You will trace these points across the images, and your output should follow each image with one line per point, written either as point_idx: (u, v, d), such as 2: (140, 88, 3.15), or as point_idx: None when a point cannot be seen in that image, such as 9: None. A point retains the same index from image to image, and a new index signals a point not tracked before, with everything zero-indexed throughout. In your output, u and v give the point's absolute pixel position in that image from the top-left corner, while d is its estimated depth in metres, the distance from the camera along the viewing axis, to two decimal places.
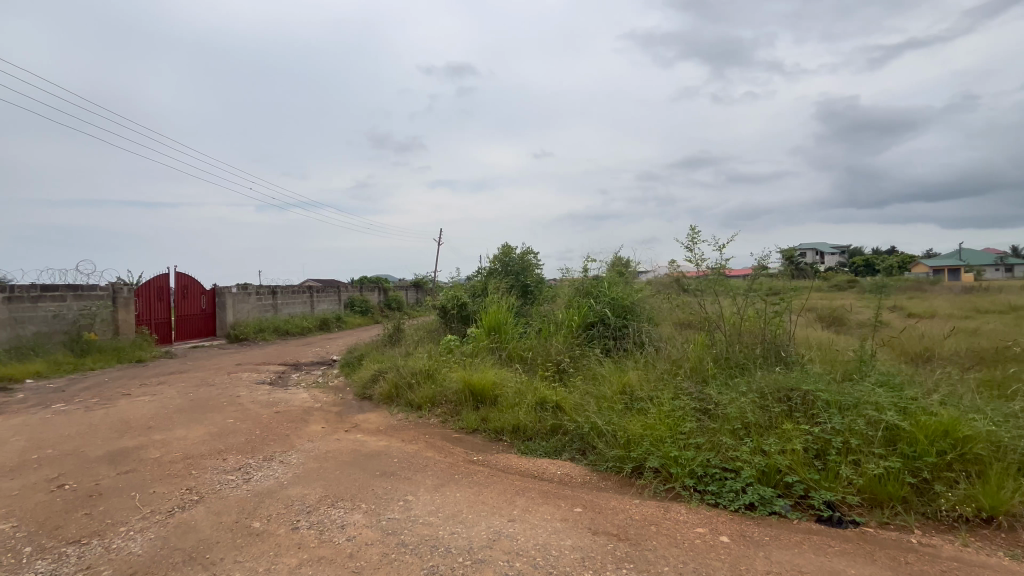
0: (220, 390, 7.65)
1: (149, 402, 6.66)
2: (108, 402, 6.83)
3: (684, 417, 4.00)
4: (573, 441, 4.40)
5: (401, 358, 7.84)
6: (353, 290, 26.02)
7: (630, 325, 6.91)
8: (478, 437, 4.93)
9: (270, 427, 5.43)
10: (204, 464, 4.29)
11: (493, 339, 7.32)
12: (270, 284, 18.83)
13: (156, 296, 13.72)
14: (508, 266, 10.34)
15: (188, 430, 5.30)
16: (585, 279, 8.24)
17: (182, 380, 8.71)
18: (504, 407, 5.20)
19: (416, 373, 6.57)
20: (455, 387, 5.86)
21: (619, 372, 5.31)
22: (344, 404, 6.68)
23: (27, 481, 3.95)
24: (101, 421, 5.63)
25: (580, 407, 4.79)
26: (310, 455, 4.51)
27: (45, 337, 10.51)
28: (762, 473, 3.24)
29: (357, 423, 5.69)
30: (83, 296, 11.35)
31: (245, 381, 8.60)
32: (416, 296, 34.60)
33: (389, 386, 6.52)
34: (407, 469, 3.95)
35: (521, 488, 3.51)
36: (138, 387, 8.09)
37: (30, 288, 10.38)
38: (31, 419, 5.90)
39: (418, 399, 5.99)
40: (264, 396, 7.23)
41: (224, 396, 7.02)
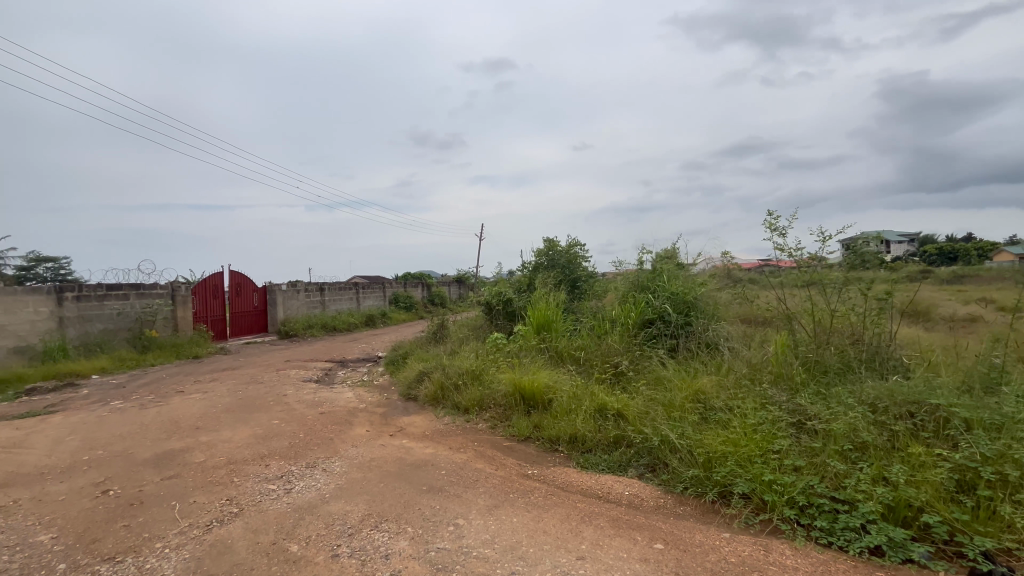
0: (269, 388, 7.62)
1: (200, 401, 6.68)
2: (162, 399, 6.92)
3: (775, 433, 3.43)
4: (640, 456, 3.90)
5: (447, 356, 7.56)
6: (397, 286, 26.27)
7: (694, 323, 6.28)
8: (532, 447, 4.51)
9: (315, 430, 5.23)
10: (247, 471, 4.10)
11: (542, 338, 6.88)
12: (318, 281, 19.20)
13: (211, 294, 14.18)
14: (554, 259, 9.85)
15: (233, 431, 5.18)
16: (640, 272, 7.60)
17: (233, 377, 8.81)
18: (558, 414, 4.75)
19: (462, 374, 6.23)
20: (504, 389, 5.47)
21: (688, 377, 4.74)
22: (389, 405, 6.44)
23: (75, 484, 3.88)
24: (152, 419, 5.63)
25: (645, 417, 4.28)
26: (354, 463, 4.23)
27: (111, 334, 11.00)
28: (889, 508, 2.65)
29: (402, 427, 5.40)
30: (145, 294, 11.81)
31: (293, 379, 8.58)
32: (460, 291, 34.69)
33: (434, 387, 6.22)
34: (456, 484, 3.58)
35: (587, 513, 3.05)
36: (192, 383, 8.23)
37: (97, 287, 10.88)
38: (90, 416, 6.01)
39: (466, 402, 5.64)
40: (310, 395, 7.13)
41: (271, 396, 6.96)
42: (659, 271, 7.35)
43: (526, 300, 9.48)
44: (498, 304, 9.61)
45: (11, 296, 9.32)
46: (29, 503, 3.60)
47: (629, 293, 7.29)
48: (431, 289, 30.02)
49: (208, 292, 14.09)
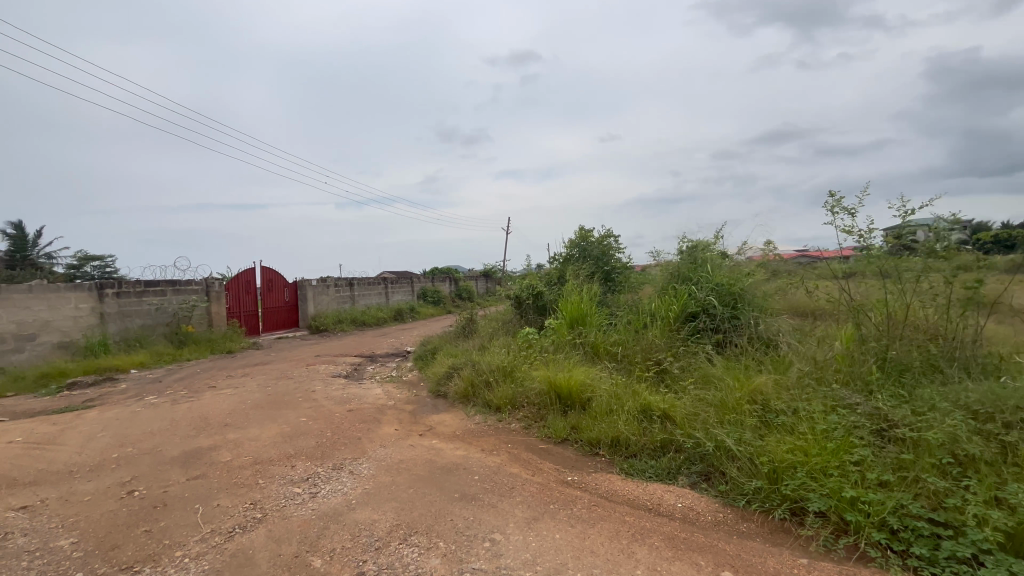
0: (298, 384, 7.56)
1: (231, 396, 6.64)
2: (194, 395, 6.92)
3: (852, 440, 3.02)
4: (691, 463, 3.54)
5: (477, 352, 7.32)
6: (425, 280, 26.31)
7: (742, 316, 5.82)
8: (571, 450, 4.21)
9: (342, 429, 5.06)
10: (272, 472, 3.93)
11: (576, 332, 6.54)
12: (348, 277, 19.33)
13: (244, 289, 14.39)
14: (587, 251, 9.49)
15: (261, 429, 5.07)
16: (679, 261, 7.11)
17: (264, 372, 8.82)
18: (598, 415, 4.42)
19: (493, 370, 5.96)
20: (538, 387, 5.17)
21: (742, 376, 4.33)
22: (418, 402, 6.23)
23: (102, 484, 3.80)
24: (183, 415, 5.58)
25: (695, 420, 3.91)
26: (382, 465, 4.02)
27: (149, 329, 11.24)
28: (1007, 537, 2.24)
29: (432, 426, 5.18)
30: (181, 290, 12.03)
31: (322, 374, 8.52)
32: (487, 285, 34.57)
33: (464, 384, 5.97)
34: (490, 492, 3.30)
35: (638, 530, 2.73)
36: (224, 379, 8.25)
37: (136, 283, 11.12)
38: (124, 411, 6.03)
39: (497, 400, 5.37)
40: (339, 391, 7.01)
41: (300, 392, 6.87)
42: (701, 261, 6.89)
43: (557, 294, 9.15)
44: (529, 298, 9.32)
45: (54, 292, 9.58)
46: (56, 503, 3.52)
47: (668, 284, 6.85)
48: (458, 283, 29.98)
49: (241, 287, 14.30)
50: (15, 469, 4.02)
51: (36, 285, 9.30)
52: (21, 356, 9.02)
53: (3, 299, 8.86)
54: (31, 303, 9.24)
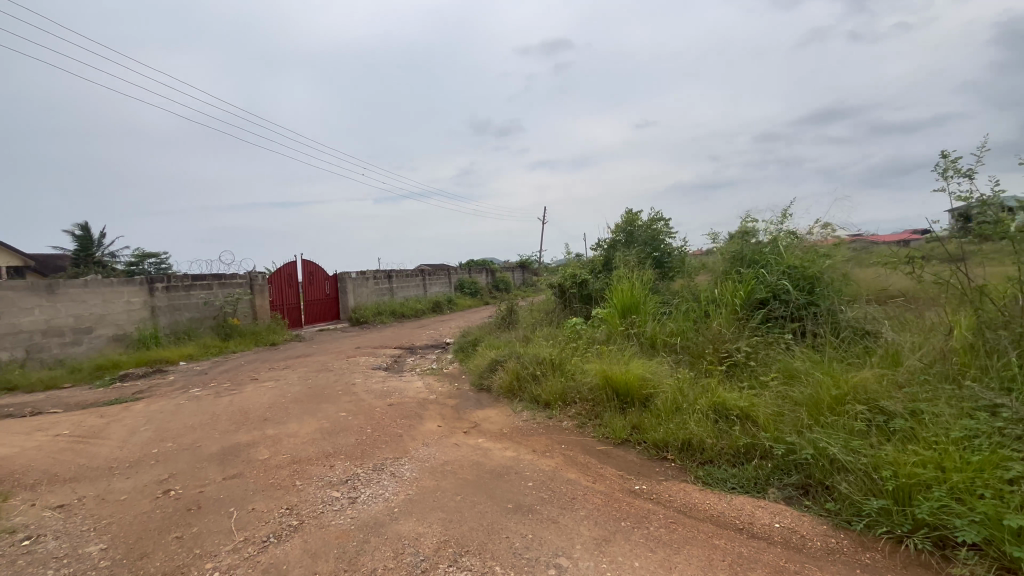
0: (338, 377, 7.40)
1: (272, 390, 6.52)
2: (237, 387, 6.87)
3: (1003, 454, 2.43)
4: (783, 473, 3.00)
5: (520, 343, 6.93)
6: (462, 272, 26.17)
7: (822, 303, 5.14)
8: (633, 453, 3.74)
9: (383, 425, 4.78)
10: (310, 473, 3.67)
11: (629, 322, 6.02)
12: (386, 269, 19.37)
13: (286, 282, 14.56)
14: (635, 236, 8.96)
15: (300, 425, 4.86)
16: (743, 242, 6.39)
17: (305, 364, 8.75)
18: (662, 414, 3.93)
19: (541, 363, 5.55)
20: (592, 382, 4.72)
21: (834, 371, 3.73)
22: (461, 396, 5.91)
23: (139, 482, 3.64)
24: (223, 409, 5.46)
25: (783, 423, 3.36)
26: (425, 467, 3.68)
27: (197, 322, 11.48)
28: None
29: (477, 423, 4.82)
30: (226, 284, 12.24)
31: (363, 367, 8.35)
32: (524, 276, 34.15)
33: (509, 378, 5.58)
34: (549, 504, 2.89)
35: (733, 559, 2.25)
36: (267, 371, 8.22)
37: (184, 277, 11.36)
38: (168, 404, 5.99)
39: (547, 396, 4.96)
40: (379, 384, 6.79)
41: (340, 385, 6.69)
42: (767, 241, 6.20)
43: (604, 282, 8.62)
44: (573, 287, 8.86)
45: (108, 287, 9.85)
46: (92, 502, 3.37)
47: (730, 268, 6.20)
48: (495, 274, 29.71)
49: (283, 280, 14.47)
50: (58, 464, 3.93)
51: (92, 279, 9.58)
52: (79, 348, 9.31)
53: (62, 294, 9.15)
54: (87, 297, 9.52)
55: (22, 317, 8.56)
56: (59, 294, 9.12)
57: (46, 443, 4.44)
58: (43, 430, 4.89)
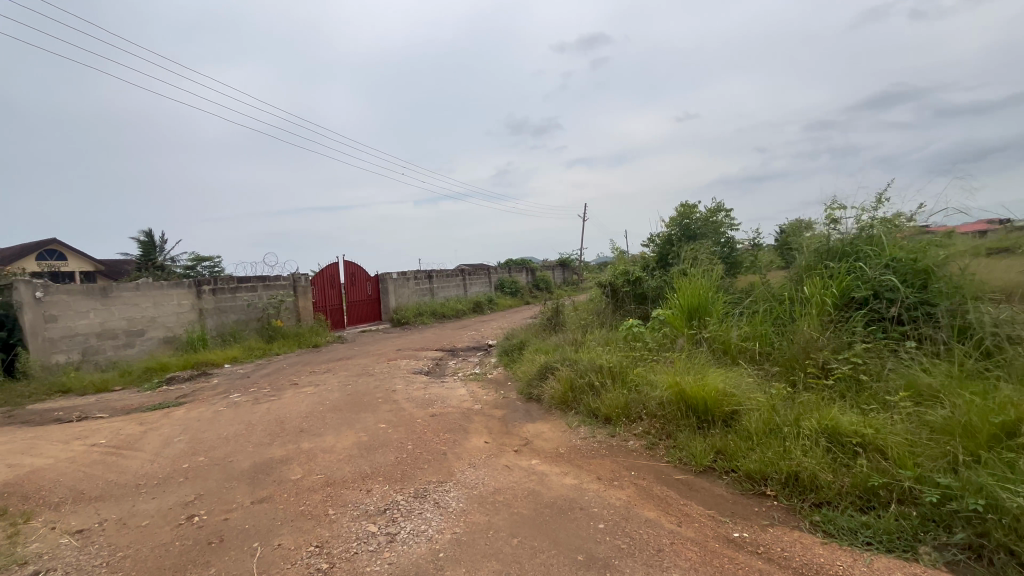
0: (378, 383, 7.06)
1: (310, 396, 6.23)
2: (277, 393, 6.65)
3: None
4: (938, 528, 2.31)
5: (572, 348, 6.36)
6: (502, 271, 25.78)
7: (941, 303, 4.28)
8: (721, 486, 3.09)
9: (425, 439, 4.33)
10: (345, 499, 3.25)
11: (697, 327, 5.33)
12: (427, 269, 19.21)
13: (329, 284, 14.59)
14: (691, 229, 8.47)
15: (337, 438, 4.48)
16: (830, 232, 5.48)
17: (346, 368, 8.50)
18: (755, 438, 3.26)
19: (598, 371, 4.97)
20: (662, 396, 4.10)
21: (986, 393, 2.96)
22: (508, 406, 5.40)
23: (163, 504, 3.33)
24: (260, 418, 5.18)
25: (925, 457, 2.64)
26: (474, 496, 3.19)
27: (243, 324, 11.57)
28: None
29: (529, 439, 4.30)
30: (271, 286, 12.30)
31: (404, 371, 8.00)
32: (564, 275, 33.44)
33: (562, 388, 5.02)
34: (630, 559, 2.33)
35: None
36: (308, 375, 8.01)
37: (230, 279, 11.45)
38: (207, 410, 5.80)
39: (608, 411, 4.38)
40: (421, 391, 6.39)
41: (380, 392, 6.34)
42: (860, 226, 5.32)
43: (660, 279, 7.97)
44: (625, 285, 8.24)
45: (159, 290, 10.00)
46: (112, 527, 3.08)
47: (815, 261, 5.39)
48: (535, 274, 29.17)
49: (326, 282, 14.49)
50: (86, 480, 3.70)
51: (143, 282, 9.74)
52: (132, 351, 9.47)
53: (115, 297, 9.31)
54: (139, 300, 9.68)
55: (78, 320, 8.74)
56: (113, 297, 9.28)
57: (80, 454, 4.25)
58: (82, 439, 4.74)
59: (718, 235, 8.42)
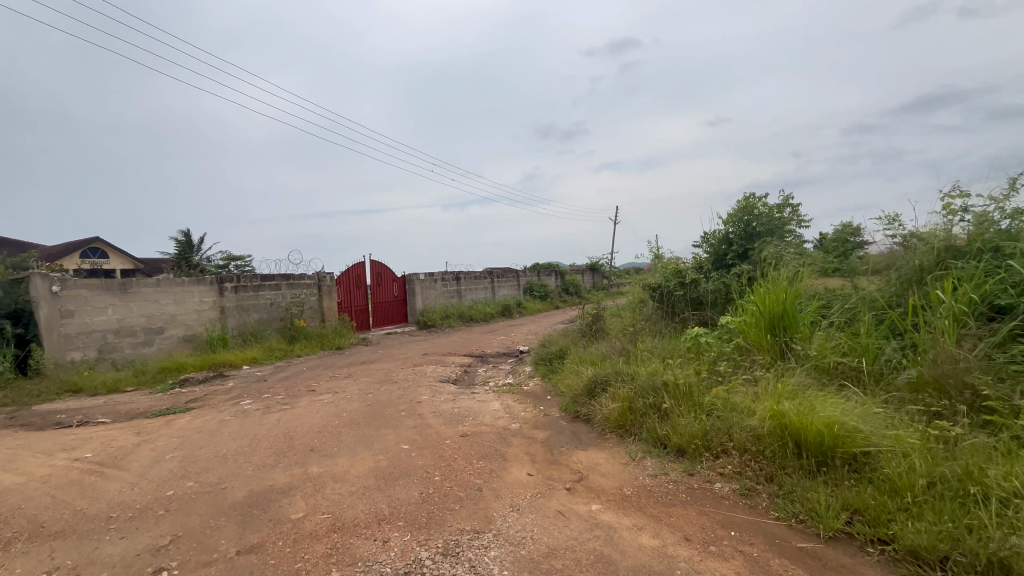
0: (402, 392, 6.35)
1: (327, 407, 5.56)
2: (291, 401, 6.02)
3: None
4: None
5: (623, 360, 5.50)
6: (531, 274, 25.03)
7: None
8: (872, 567, 2.19)
9: (455, 469, 3.56)
10: (354, 555, 2.50)
11: (782, 340, 4.40)
12: (454, 270, 18.60)
13: (354, 284, 14.10)
14: (753, 227, 7.55)
15: (352, 463, 3.76)
16: (950, 228, 4.49)
17: (368, 374, 7.85)
18: (913, 498, 2.40)
19: (662, 390, 4.10)
20: (757, 426, 3.20)
21: None
22: (551, 428, 4.59)
23: (131, 549, 2.66)
24: (267, 432, 4.52)
25: None
26: (522, 560, 2.40)
27: (265, 324, 11.14)
28: None
29: (584, 475, 3.48)
30: (295, 284, 11.86)
31: (430, 379, 7.29)
32: (594, 280, 32.42)
33: (619, 408, 4.18)
34: None
35: None
36: (328, 381, 7.38)
37: (253, 276, 11.04)
38: (213, 419, 5.19)
39: (683, 442, 3.51)
40: (449, 404, 5.65)
41: (403, 404, 5.62)
42: (988, 216, 4.32)
43: (719, 281, 7.03)
44: (677, 288, 7.33)
45: (179, 286, 9.62)
46: None
47: (931, 261, 4.40)
48: (564, 277, 28.29)
49: (352, 281, 14.00)
50: (50, 509, 3.07)
51: (164, 278, 9.37)
52: (150, 349, 9.09)
53: (134, 293, 8.94)
54: (159, 297, 9.31)
55: (95, 316, 8.38)
56: (132, 293, 8.92)
57: (57, 472, 3.65)
58: (67, 451, 4.16)
59: (783, 233, 7.43)
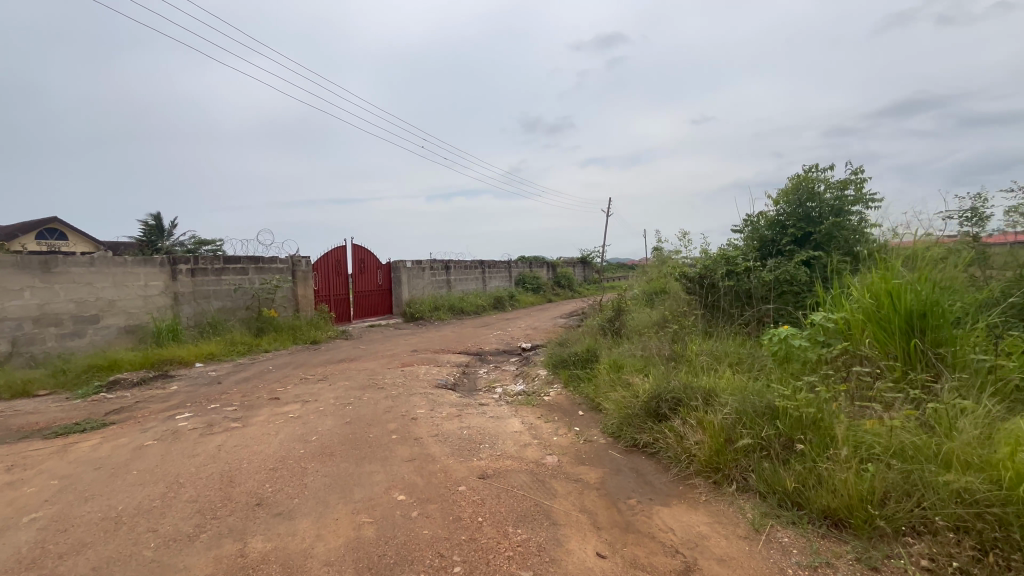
0: (391, 402, 4.99)
1: (290, 425, 4.16)
2: (245, 414, 4.60)
3: None
4: None
5: (681, 368, 4.26)
6: (522, 265, 23.77)
7: None
8: None
9: (483, 550, 2.25)
10: None
11: (925, 348, 3.19)
12: (444, 259, 17.21)
13: (334, 271, 12.59)
14: (812, 209, 6.35)
15: (319, 533, 2.42)
16: None
17: (348, 375, 6.43)
18: None
19: (775, 418, 2.85)
20: (989, 498, 1.99)
21: None
22: (603, 465, 3.32)
23: None
24: (198, 469, 3.13)
25: None
26: None
27: (228, 313, 9.60)
28: None
29: (689, 559, 2.21)
30: (264, 269, 10.34)
31: (423, 384, 5.92)
32: (585, 273, 31.34)
33: (711, 443, 2.92)
34: None
35: None
36: (297, 386, 5.94)
37: (215, 258, 9.47)
38: (129, 444, 3.75)
39: (837, 505, 2.28)
40: (453, 421, 4.33)
41: (394, 421, 4.27)
42: None
43: (776, 270, 5.85)
44: (725, 279, 6.16)
45: (120, 267, 8.03)
46: None
47: None
48: (556, 268, 27.11)
49: (331, 268, 12.48)
50: None
51: (99, 257, 7.79)
52: (81, 342, 7.52)
53: (61, 273, 7.35)
54: (94, 279, 7.73)
55: (7, 300, 6.78)
56: (58, 273, 7.32)
57: None
58: None
59: (847, 212, 6.19)
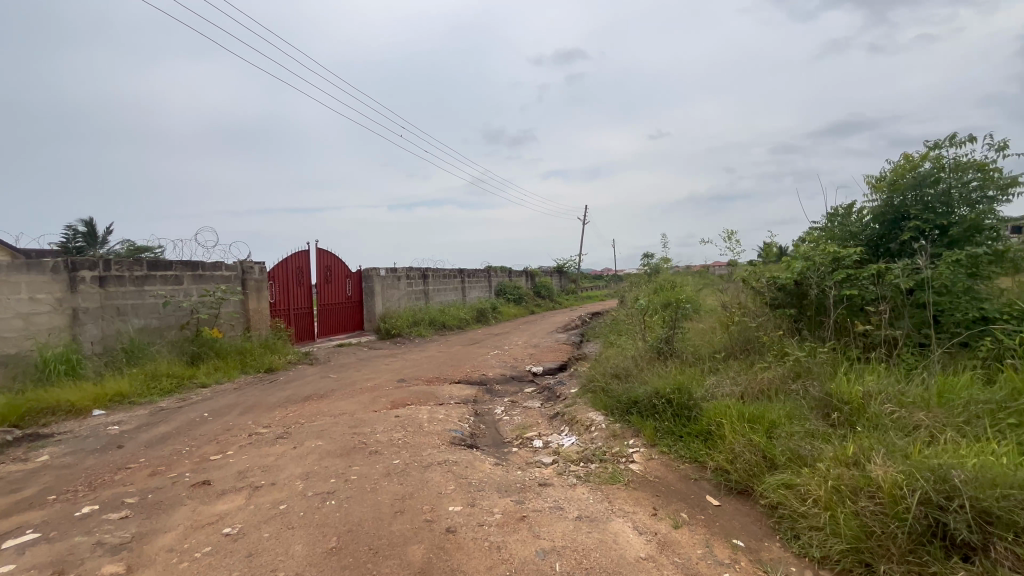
0: (398, 487, 3.08)
1: (221, 565, 2.20)
2: (141, 531, 2.59)
3: None
4: None
5: (896, 435, 2.64)
6: (502, 275, 22.00)
7: None
8: None
9: None
10: None
11: None
12: (421, 267, 15.22)
13: (294, 280, 10.41)
14: (937, 196, 4.93)
15: None
16: None
17: (320, 429, 4.42)
18: None
19: None
20: None
21: None
22: None
23: None
24: None
25: None
26: None
27: (154, 335, 7.33)
28: None
29: None
30: (204, 277, 8.13)
31: (436, 444, 4.03)
32: (563, 283, 29.94)
33: None
34: None
35: None
36: (242, 453, 3.90)
37: (135, 263, 7.23)
38: None
39: None
40: (519, 533, 2.50)
41: (417, 541, 2.40)
42: None
43: (914, 274, 4.37)
44: (840, 285, 4.61)
45: None
46: None
47: None
48: (536, 279, 25.58)
49: (291, 277, 10.31)
50: None
51: None
52: None
53: None
54: None
55: None
56: None
57: None
58: None
59: (985, 200, 4.82)
